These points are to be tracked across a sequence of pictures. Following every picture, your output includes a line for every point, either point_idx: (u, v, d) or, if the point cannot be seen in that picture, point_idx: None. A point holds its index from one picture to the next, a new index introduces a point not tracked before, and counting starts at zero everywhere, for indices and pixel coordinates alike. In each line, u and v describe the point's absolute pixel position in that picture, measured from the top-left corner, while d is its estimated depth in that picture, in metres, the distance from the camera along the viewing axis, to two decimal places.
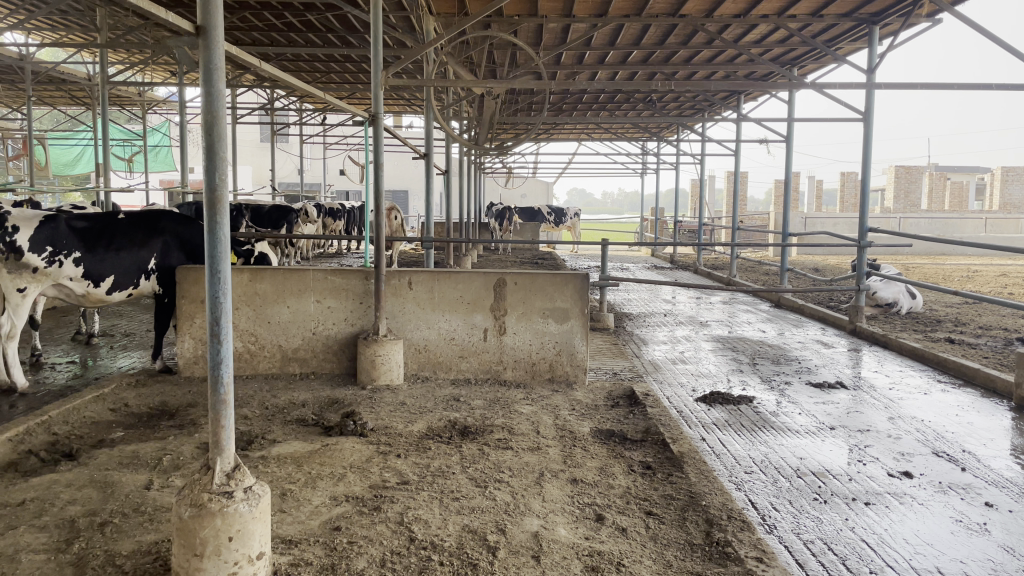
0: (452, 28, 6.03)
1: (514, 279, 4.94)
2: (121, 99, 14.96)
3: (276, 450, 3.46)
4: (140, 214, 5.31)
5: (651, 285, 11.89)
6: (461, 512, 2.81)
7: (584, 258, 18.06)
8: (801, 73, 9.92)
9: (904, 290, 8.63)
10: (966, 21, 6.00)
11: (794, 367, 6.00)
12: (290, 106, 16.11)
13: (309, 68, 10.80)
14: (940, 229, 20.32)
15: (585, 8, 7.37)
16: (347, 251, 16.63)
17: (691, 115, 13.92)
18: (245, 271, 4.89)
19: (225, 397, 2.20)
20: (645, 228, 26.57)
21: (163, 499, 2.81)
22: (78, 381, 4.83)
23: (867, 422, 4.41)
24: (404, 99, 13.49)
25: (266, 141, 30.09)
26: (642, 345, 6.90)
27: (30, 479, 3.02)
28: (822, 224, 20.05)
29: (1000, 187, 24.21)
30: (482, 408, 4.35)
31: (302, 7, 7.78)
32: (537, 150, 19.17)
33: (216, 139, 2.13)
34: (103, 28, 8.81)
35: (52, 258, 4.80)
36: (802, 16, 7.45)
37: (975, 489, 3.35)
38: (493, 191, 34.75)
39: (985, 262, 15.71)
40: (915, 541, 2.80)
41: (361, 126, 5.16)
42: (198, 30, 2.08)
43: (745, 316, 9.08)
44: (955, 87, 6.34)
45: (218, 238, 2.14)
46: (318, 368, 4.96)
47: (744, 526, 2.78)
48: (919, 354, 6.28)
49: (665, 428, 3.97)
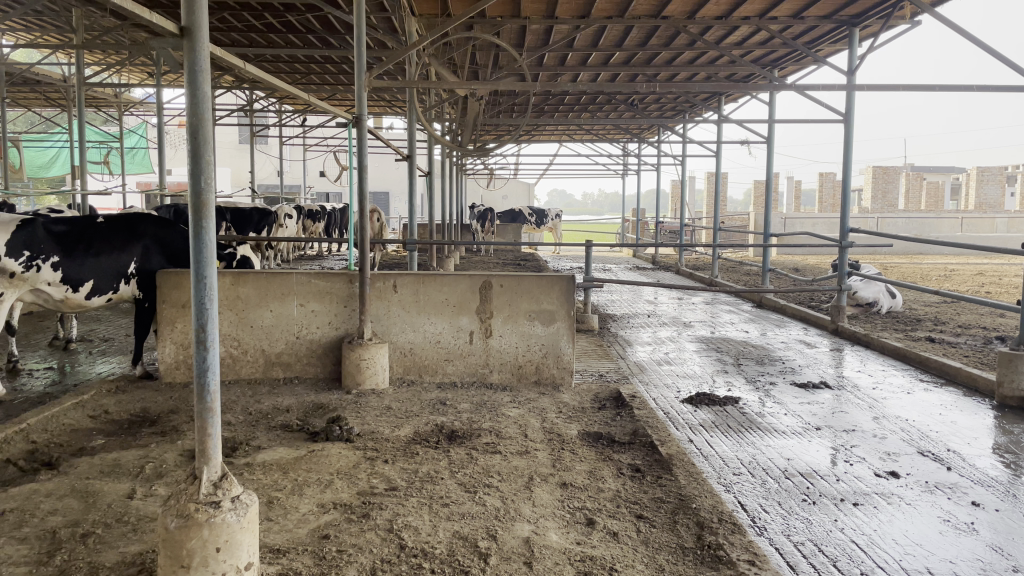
0: (437, 29, 5.98)
1: (500, 282, 4.92)
2: (97, 100, 14.74)
3: (262, 457, 3.41)
4: (120, 218, 5.20)
5: (634, 287, 11.93)
6: (452, 517, 2.79)
7: (566, 259, 18.13)
8: (782, 75, 10.02)
9: (884, 289, 8.75)
10: (946, 23, 6.08)
11: (778, 367, 6.05)
12: (270, 108, 15.95)
13: (290, 69, 10.70)
14: (916, 228, 20.63)
15: (568, 9, 7.37)
16: (328, 254, 16.50)
17: (673, 116, 14.00)
18: (227, 275, 4.81)
19: (212, 405, 2.15)
20: (627, 229, 26.72)
21: (147, 508, 2.75)
22: (56, 387, 4.73)
23: (853, 422, 4.45)
24: (386, 100, 13.43)
25: (246, 143, 29.84)
26: (627, 346, 6.92)
27: (9, 490, 2.94)
28: (801, 224, 20.27)
29: (974, 187, 24.68)
30: (470, 412, 4.33)
31: (282, 8, 7.71)
32: (519, 151, 19.17)
33: (202, 142, 2.08)
34: (78, 28, 8.66)
35: (29, 263, 4.71)
36: (783, 18, 7.53)
37: (961, 488, 3.39)
38: (475, 192, 34.70)
39: (962, 262, 15.99)
40: (904, 541, 2.83)
41: (344, 127, 5.11)
42: (182, 31, 2.03)
43: (728, 316, 9.14)
44: (934, 89, 6.44)
45: (203, 244, 2.10)
46: (302, 373, 4.90)
47: (735, 528, 2.79)
48: (901, 353, 6.36)
49: (653, 430, 3.98)
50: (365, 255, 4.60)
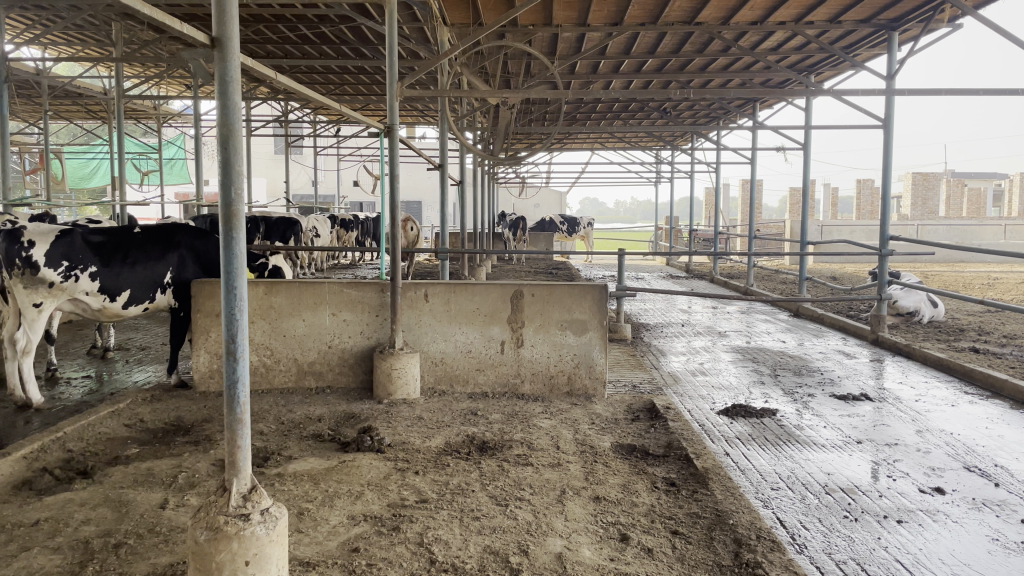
0: (468, 38, 5.96)
1: (531, 291, 4.88)
2: (137, 113, 15.16)
3: (292, 468, 3.40)
4: (156, 229, 5.31)
5: (667, 296, 11.79)
6: (482, 531, 2.74)
7: (597, 268, 18.01)
8: (818, 81, 9.82)
9: (926, 298, 8.48)
10: (989, 24, 5.89)
11: (816, 378, 5.87)
12: (304, 119, 16.19)
13: (323, 79, 10.86)
14: (958, 236, 20.02)
15: (599, 17, 7.33)
16: (361, 263, 16.67)
17: (706, 123, 13.83)
18: (261, 284, 4.86)
19: (242, 415, 2.14)
20: (659, 237, 26.48)
21: (178, 519, 2.76)
22: (94, 396, 4.82)
23: (895, 435, 4.28)
24: (418, 110, 13.53)
25: (281, 153, 30.39)
26: (661, 356, 6.82)
27: (45, 498, 2.98)
28: (838, 232, 19.83)
29: (1019, 193, 23.88)
30: (501, 422, 4.28)
31: (316, 19, 7.82)
32: (550, 160, 19.11)
33: (233, 151, 2.09)
34: (119, 42, 8.90)
35: (68, 273, 4.80)
36: (820, 23, 7.38)
37: (1011, 506, 3.23)
38: (506, 201, 34.76)
39: (1006, 270, 15.49)
40: (952, 561, 2.69)
41: (376, 137, 5.13)
42: (214, 41, 2.05)
43: (764, 325, 8.94)
44: (978, 93, 6.24)
45: (233, 255, 2.09)
46: (334, 382, 4.92)
47: (774, 546, 2.69)
48: (945, 364, 6.13)
49: (688, 443, 3.88)
50: (396, 264, 4.60)
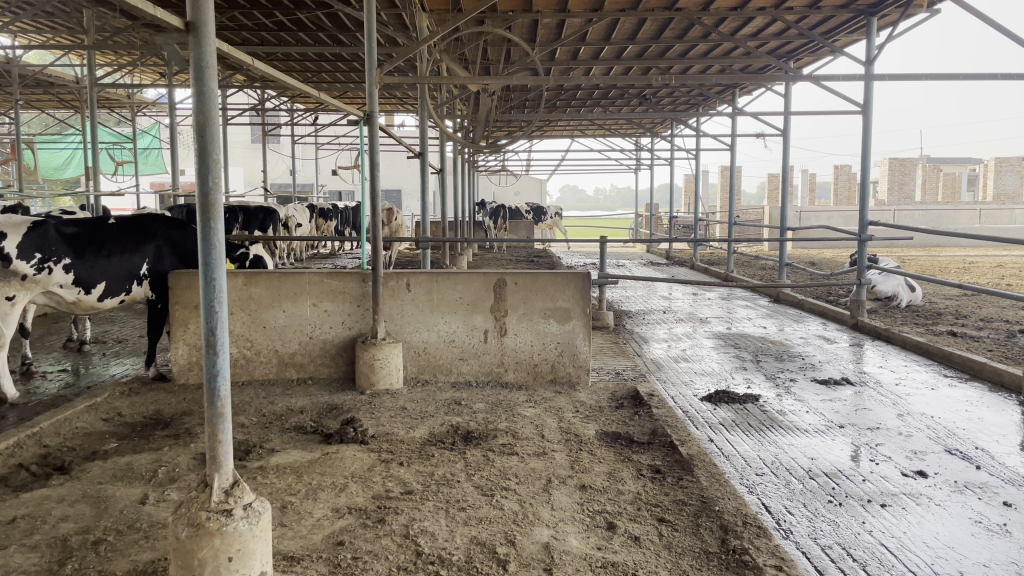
0: (448, 24, 5.86)
1: (514, 280, 4.85)
2: (109, 101, 14.86)
3: (275, 460, 3.36)
4: (131, 219, 5.18)
5: (648, 283, 11.84)
6: (469, 522, 2.72)
7: (579, 256, 18.02)
8: (798, 67, 9.88)
9: (903, 283, 8.60)
10: (967, 10, 5.94)
11: (798, 363, 5.92)
12: (282, 107, 15.95)
13: (301, 66, 10.68)
14: (934, 220, 20.34)
15: (580, 3, 7.27)
16: (341, 253, 16.55)
17: (686, 109, 13.87)
18: (239, 275, 4.77)
19: (223, 410, 2.09)
20: (640, 224, 26.58)
21: (160, 514, 2.71)
22: (70, 390, 4.72)
23: (877, 420, 4.34)
24: (398, 97, 13.40)
25: (257, 142, 30.00)
26: (644, 343, 6.84)
27: (21, 496, 2.91)
28: (817, 217, 20.02)
29: (993, 177, 24.26)
30: (485, 412, 4.26)
31: (292, 5, 7.67)
32: (531, 147, 19.05)
33: (210, 140, 2.02)
34: (90, 28, 8.67)
35: (41, 265, 4.68)
36: (800, 8, 7.38)
37: (991, 488, 3.29)
38: (487, 188, 34.68)
39: (980, 253, 15.77)
40: (936, 544, 2.73)
41: (356, 125, 5.03)
42: (188, 27, 1.98)
43: (744, 311, 9.01)
44: (956, 78, 6.30)
45: (212, 246, 2.04)
46: (316, 373, 4.86)
47: (761, 532, 2.70)
48: (924, 348, 6.22)
49: (672, 430, 3.89)
50: (377, 254, 4.54)
